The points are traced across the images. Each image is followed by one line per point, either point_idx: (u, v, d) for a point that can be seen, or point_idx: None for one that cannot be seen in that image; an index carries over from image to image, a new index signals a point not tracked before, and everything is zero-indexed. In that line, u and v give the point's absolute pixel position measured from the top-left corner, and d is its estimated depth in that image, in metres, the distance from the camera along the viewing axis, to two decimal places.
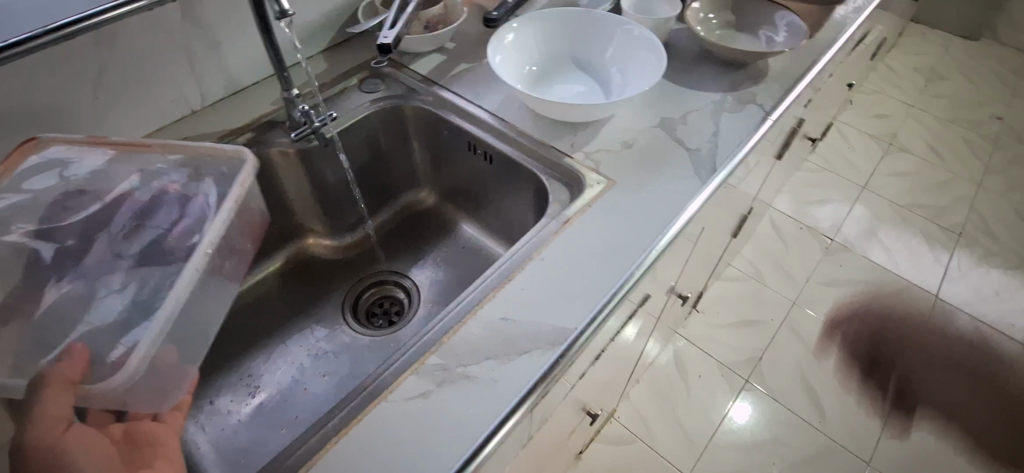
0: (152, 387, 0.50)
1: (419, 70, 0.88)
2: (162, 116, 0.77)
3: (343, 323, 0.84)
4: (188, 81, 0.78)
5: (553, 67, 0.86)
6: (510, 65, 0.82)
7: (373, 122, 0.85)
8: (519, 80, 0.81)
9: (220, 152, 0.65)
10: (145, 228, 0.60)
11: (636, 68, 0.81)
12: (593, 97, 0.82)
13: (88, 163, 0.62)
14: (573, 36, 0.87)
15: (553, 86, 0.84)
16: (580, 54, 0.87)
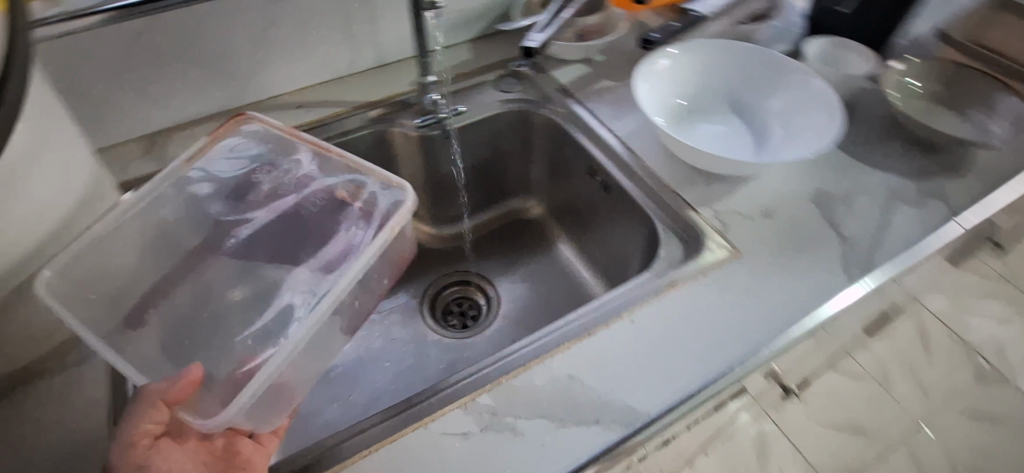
0: (260, 408, 0.47)
1: (560, 79, 0.83)
2: (311, 77, 0.81)
3: (419, 315, 0.84)
4: (340, 49, 0.80)
5: (705, 104, 0.77)
6: (658, 92, 0.74)
7: (500, 122, 0.82)
8: (663, 110, 0.74)
9: (389, 182, 0.60)
10: (314, 236, 0.60)
11: (801, 127, 0.70)
12: (742, 148, 0.73)
13: (291, 158, 0.64)
14: (737, 75, 0.77)
15: (698, 125, 0.75)
16: (740, 95, 0.77)
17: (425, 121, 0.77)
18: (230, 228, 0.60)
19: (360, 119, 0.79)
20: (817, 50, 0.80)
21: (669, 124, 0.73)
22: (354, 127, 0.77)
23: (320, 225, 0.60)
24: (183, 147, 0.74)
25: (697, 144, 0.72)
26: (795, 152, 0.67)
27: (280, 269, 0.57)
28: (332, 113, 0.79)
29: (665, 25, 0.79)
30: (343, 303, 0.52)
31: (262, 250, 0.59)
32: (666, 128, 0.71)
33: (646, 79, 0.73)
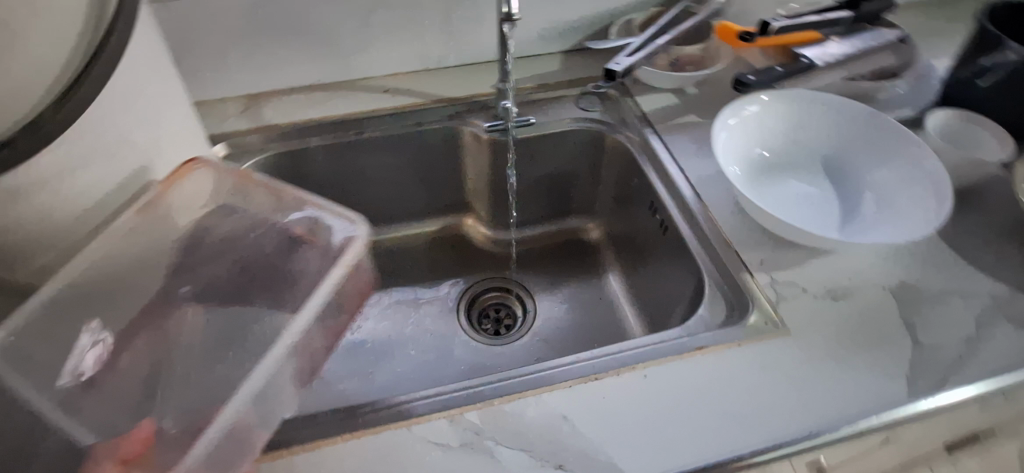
0: (219, 456, 0.44)
1: (643, 106, 0.80)
2: (403, 67, 0.85)
3: (455, 311, 0.85)
4: (434, 43, 0.83)
5: (794, 160, 0.70)
6: (742, 139, 0.69)
7: (571, 140, 0.81)
8: (744, 159, 0.68)
9: (342, 219, 0.57)
10: (266, 290, 0.57)
11: (899, 205, 0.62)
12: (828, 215, 0.65)
13: (246, 201, 0.60)
14: (836, 136, 0.69)
15: (782, 181, 0.68)
16: (836, 157, 0.69)
17: (495, 125, 0.79)
18: (189, 275, 0.58)
19: (438, 114, 0.81)
20: (941, 124, 0.71)
21: (747, 177, 0.67)
22: (431, 121, 0.81)
23: (272, 282, 0.57)
24: (277, 112, 0.80)
25: (775, 203, 0.65)
26: (884, 234, 0.59)
27: (214, 332, 0.54)
28: (414, 103, 0.82)
29: (768, 69, 0.71)
30: (304, 349, 0.51)
31: (212, 298, 0.57)
32: (742, 181, 0.66)
33: (731, 124, 0.68)
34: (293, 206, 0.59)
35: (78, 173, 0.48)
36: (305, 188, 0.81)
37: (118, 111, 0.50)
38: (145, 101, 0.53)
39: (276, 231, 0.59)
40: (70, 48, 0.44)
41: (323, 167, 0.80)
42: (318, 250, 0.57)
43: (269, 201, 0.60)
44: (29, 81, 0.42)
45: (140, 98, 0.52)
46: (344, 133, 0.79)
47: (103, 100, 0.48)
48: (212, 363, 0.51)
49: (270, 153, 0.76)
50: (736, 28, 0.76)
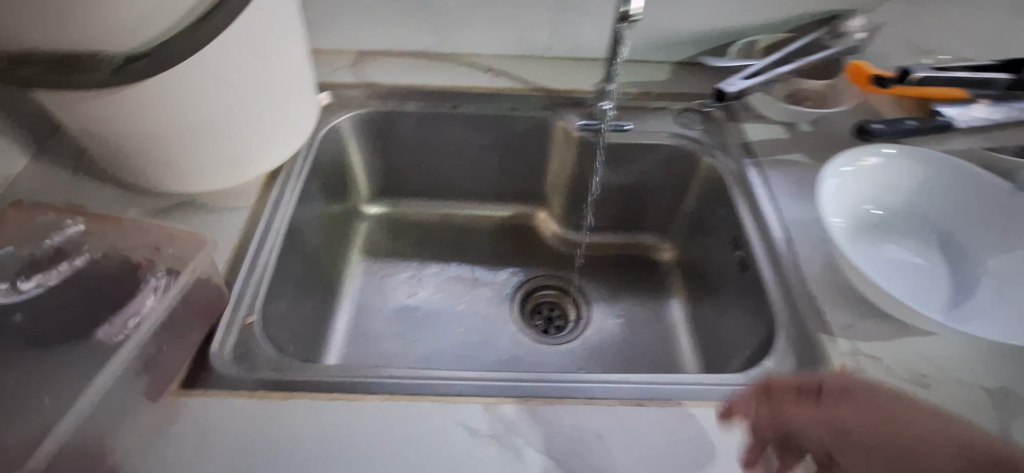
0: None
1: (748, 135, 0.76)
2: (509, 48, 0.84)
3: (509, 300, 0.85)
4: (542, 32, 0.82)
5: (907, 224, 0.64)
6: (848, 192, 0.63)
7: (663, 155, 0.78)
8: (847, 214, 0.63)
9: (180, 232, 0.54)
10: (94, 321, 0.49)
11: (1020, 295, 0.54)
12: (933, 292, 0.59)
13: (66, 238, 0.55)
14: (962, 209, 0.62)
15: (888, 244, 0.62)
16: (957, 230, 0.62)
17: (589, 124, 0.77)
18: (22, 303, 0.50)
19: (533, 102, 0.80)
20: None
21: (846, 233, 0.62)
22: (525, 109, 0.80)
23: (98, 311, 0.49)
24: (381, 71, 0.82)
25: (872, 266, 0.60)
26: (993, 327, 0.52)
27: (16, 386, 0.45)
28: (512, 87, 0.81)
29: (895, 120, 0.65)
30: (144, 372, 0.47)
31: (39, 339, 0.48)
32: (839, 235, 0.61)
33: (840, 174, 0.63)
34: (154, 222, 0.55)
35: (192, 93, 0.53)
36: (391, 150, 0.83)
37: (236, 48, 0.53)
38: (264, 38, 0.55)
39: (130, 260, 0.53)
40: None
41: (413, 133, 0.82)
42: (183, 241, 0.54)
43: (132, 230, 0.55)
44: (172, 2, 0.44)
45: (261, 34, 0.55)
46: (439, 104, 0.80)
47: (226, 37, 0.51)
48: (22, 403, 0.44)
49: (367, 109, 0.78)
50: (868, 71, 0.69)
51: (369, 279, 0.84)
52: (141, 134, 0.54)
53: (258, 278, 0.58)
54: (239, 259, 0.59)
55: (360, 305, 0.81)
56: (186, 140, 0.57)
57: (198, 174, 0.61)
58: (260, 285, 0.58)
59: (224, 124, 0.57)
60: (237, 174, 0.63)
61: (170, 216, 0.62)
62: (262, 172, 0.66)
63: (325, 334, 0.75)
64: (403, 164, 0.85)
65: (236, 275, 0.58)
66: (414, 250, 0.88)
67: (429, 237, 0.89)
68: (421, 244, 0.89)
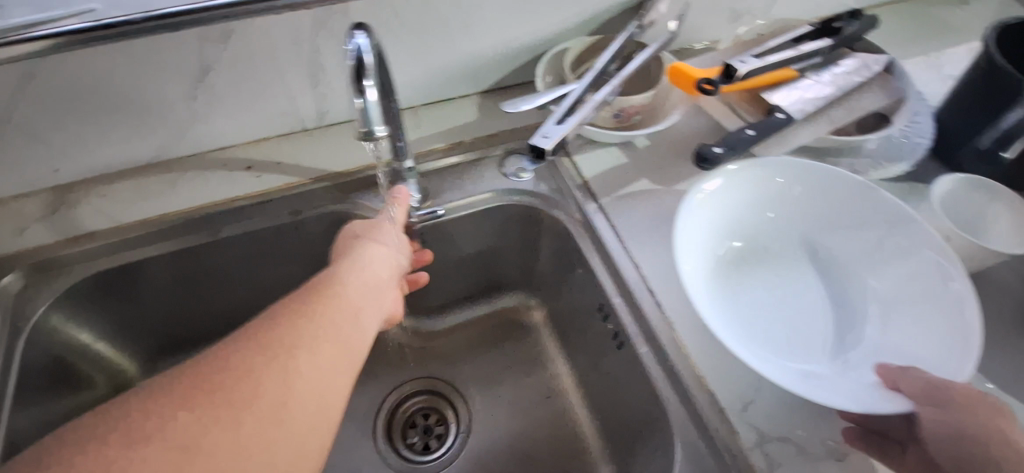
0: None
1: (583, 172, 0.63)
2: (268, 129, 0.64)
3: (375, 427, 0.68)
4: (308, 96, 0.62)
5: (761, 252, 0.57)
6: (712, 219, 0.55)
7: (499, 217, 0.64)
8: (709, 253, 0.55)
9: None
10: (310, 329, 0.40)
11: (903, 340, 0.48)
12: (817, 338, 0.52)
13: None
14: (820, 215, 0.57)
15: (756, 276, 0.56)
16: (844, 258, 0.56)
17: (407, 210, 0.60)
18: None
19: (320, 196, 0.62)
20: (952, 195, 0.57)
21: (707, 274, 0.54)
22: (311, 207, 0.61)
23: (338, 286, 0.46)
24: (96, 211, 0.59)
25: (743, 315, 0.53)
26: (868, 392, 0.44)
27: None
28: (286, 182, 0.62)
29: (868, 19, 0.67)
30: None
31: None
32: (694, 283, 0.51)
33: (698, 199, 0.54)
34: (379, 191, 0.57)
35: None
36: (150, 305, 0.61)
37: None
38: None
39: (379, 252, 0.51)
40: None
41: (170, 278, 0.60)
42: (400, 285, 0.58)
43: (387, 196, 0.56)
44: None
45: None
46: (194, 233, 0.59)
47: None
48: (211, 391, 0.34)
49: (85, 275, 0.56)
50: (695, 74, 0.58)
51: None
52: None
53: None
54: None
55: None
56: None
57: None
58: None
59: None
60: None
61: None
62: None
63: None
64: (171, 316, 0.63)
65: None
66: None
67: None
68: None
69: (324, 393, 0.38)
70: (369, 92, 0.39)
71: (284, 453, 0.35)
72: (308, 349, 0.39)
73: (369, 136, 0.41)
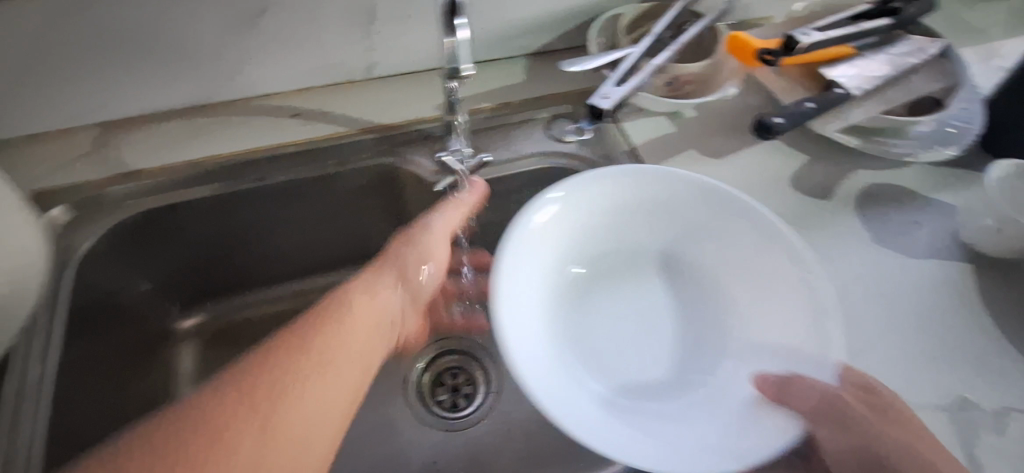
0: None
1: (632, 137, 0.63)
2: (314, 78, 0.63)
3: (405, 384, 0.69)
4: (356, 47, 0.61)
5: (604, 270, 0.54)
6: (546, 247, 0.50)
7: (543, 180, 0.64)
8: (541, 282, 0.50)
9: None
10: (342, 348, 0.47)
11: (763, 350, 0.47)
12: (655, 376, 0.49)
13: None
14: (651, 219, 0.53)
15: (598, 306, 0.53)
16: (688, 268, 0.53)
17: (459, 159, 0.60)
18: None
19: (367, 147, 0.61)
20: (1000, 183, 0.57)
21: (548, 318, 0.49)
22: (357, 158, 0.61)
23: (349, 306, 0.50)
24: (143, 151, 0.59)
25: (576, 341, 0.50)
26: (747, 413, 0.43)
27: None
28: (335, 133, 0.61)
29: None
30: None
31: None
32: (531, 333, 0.46)
33: (533, 233, 0.49)
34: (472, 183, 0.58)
35: None
36: (192, 248, 0.61)
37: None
38: None
39: (395, 287, 0.55)
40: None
41: (213, 222, 0.60)
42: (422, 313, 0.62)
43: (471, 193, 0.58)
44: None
45: None
46: (239, 177, 0.59)
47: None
48: (277, 375, 0.42)
49: (134, 213, 0.56)
50: (754, 44, 0.58)
51: None
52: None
53: None
54: None
55: None
56: None
57: None
58: None
59: None
60: None
61: None
62: None
63: None
64: (209, 261, 0.63)
65: None
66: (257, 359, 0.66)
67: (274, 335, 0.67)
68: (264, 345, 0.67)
69: (337, 389, 0.44)
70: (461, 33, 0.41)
71: (309, 423, 0.41)
72: (319, 369, 0.44)
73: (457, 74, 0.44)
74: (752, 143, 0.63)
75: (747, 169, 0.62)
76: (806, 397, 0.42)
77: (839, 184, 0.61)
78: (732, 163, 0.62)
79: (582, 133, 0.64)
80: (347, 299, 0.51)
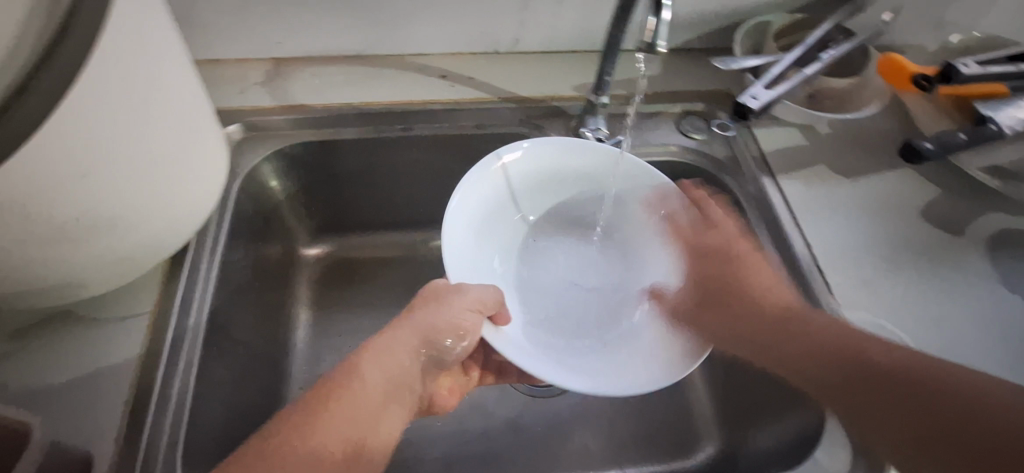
0: None
1: (762, 144, 0.64)
2: (464, 45, 0.68)
3: None
4: (510, 21, 0.65)
5: (546, 231, 0.60)
6: (503, 190, 0.56)
7: (666, 172, 0.65)
8: (486, 229, 0.55)
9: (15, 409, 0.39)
10: (361, 415, 0.42)
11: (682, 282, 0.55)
12: (585, 319, 0.56)
13: None
14: (565, 175, 0.58)
15: (535, 264, 0.59)
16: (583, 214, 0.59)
17: (600, 138, 0.62)
18: None
19: (506, 115, 0.65)
20: None
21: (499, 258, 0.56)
22: (495, 124, 0.64)
23: (399, 336, 0.47)
24: (308, 87, 0.65)
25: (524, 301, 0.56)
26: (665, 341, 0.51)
27: None
28: (478, 98, 0.65)
29: None
30: None
31: None
32: (473, 252, 0.52)
33: (490, 176, 0.55)
34: (487, 283, 0.49)
35: (38, 217, 0.37)
36: (334, 183, 0.67)
37: (141, 90, 0.40)
38: (168, 114, 0.43)
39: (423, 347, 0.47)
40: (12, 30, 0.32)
41: (356, 162, 0.65)
42: (445, 377, 0.53)
43: (481, 289, 0.48)
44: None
45: (159, 108, 0.42)
46: (387, 125, 0.63)
47: (34, 143, 0.34)
48: (318, 425, 0.40)
49: (295, 142, 0.62)
50: (909, 67, 0.59)
51: (318, 340, 0.68)
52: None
53: (177, 414, 0.47)
54: (157, 383, 0.48)
55: (313, 377, 0.65)
56: (30, 268, 0.40)
57: (58, 287, 0.44)
58: (180, 425, 0.47)
59: (97, 228, 0.41)
60: (115, 271, 0.47)
61: (35, 339, 0.48)
62: (165, 257, 0.50)
63: None
64: (343, 198, 0.69)
65: (144, 423, 0.46)
66: (368, 295, 0.71)
67: (385, 275, 0.73)
68: (376, 284, 0.72)
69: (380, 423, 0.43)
70: (664, 13, 0.41)
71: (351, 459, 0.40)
72: (368, 404, 0.42)
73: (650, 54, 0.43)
74: (883, 168, 0.63)
75: (876, 192, 0.61)
76: (667, 303, 0.55)
77: (971, 222, 0.60)
78: (861, 184, 0.62)
79: (726, 130, 0.64)
80: (359, 366, 0.44)
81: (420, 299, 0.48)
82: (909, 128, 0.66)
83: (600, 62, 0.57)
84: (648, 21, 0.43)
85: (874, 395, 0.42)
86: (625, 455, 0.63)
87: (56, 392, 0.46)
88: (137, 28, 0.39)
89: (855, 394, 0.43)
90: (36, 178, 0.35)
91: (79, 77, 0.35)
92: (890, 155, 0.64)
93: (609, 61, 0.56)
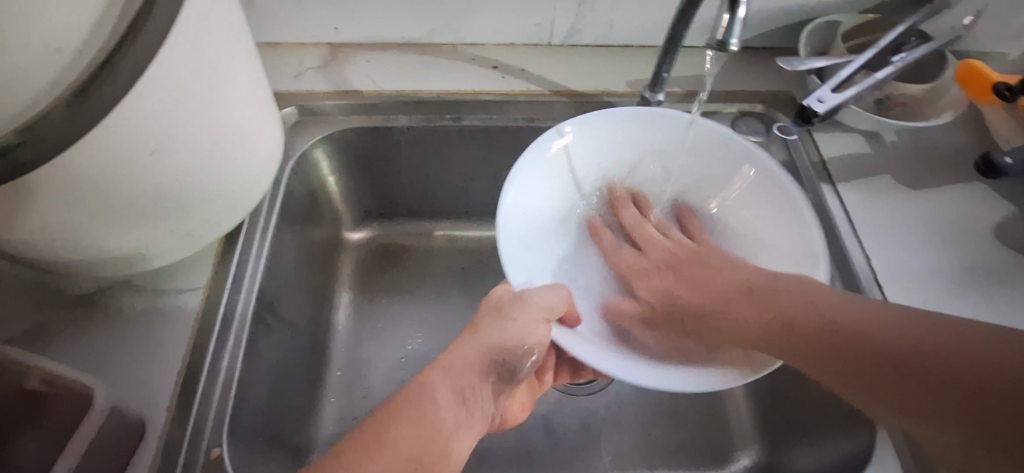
0: None
1: (823, 149, 0.61)
2: (518, 36, 0.67)
3: None
4: (568, 14, 0.64)
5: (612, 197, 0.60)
6: (562, 170, 0.56)
7: None
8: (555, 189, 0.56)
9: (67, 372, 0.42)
10: (421, 430, 0.42)
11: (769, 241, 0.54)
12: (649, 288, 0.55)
13: None
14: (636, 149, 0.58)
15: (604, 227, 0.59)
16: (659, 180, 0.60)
17: None
18: None
19: (557, 109, 0.64)
20: None
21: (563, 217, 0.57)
22: (546, 118, 0.64)
23: (470, 344, 0.47)
24: (362, 73, 0.65)
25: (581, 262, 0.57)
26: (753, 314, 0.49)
27: None
28: (529, 90, 0.65)
29: None
30: None
31: None
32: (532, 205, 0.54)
33: (549, 159, 0.55)
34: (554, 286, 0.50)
35: (114, 190, 0.38)
36: (383, 170, 0.68)
37: (209, 70, 0.41)
38: (235, 92, 0.45)
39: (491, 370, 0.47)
40: (101, 7, 0.32)
41: (405, 149, 0.66)
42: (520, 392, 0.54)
43: (548, 294, 0.48)
44: (42, 57, 0.30)
45: (226, 86, 0.43)
46: (440, 115, 0.64)
47: (113, 119, 0.35)
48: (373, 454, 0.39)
49: (348, 127, 0.63)
50: (992, 77, 0.57)
51: (358, 323, 0.69)
52: (55, 230, 0.39)
53: (225, 388, 0.48)
54: (209, 357, 0.49)
55: (352, 360, 0.66)
56: (102, 237, 0.42)
57: (128, 258, 0.46)
58: (228, 397, 0.48)
59: (167, 202, 0.43)
60: (181, 245, 0.49)
61: (99, 306, 0.50)
62: (221, 235, 0.52)
63: (313, 407, 0.61)
64: (389, 183, 0.69)
65: (195, 394, 0.47)
66: (408, 282, 0.72)
67: (425, 263, 0.73)
68: (416, 271, 0.73)
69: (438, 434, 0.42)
70: (741, 9, 0.40)
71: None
72: (434, 409, 0.43)
73: (721, 52, 0.42)
74: (953, 182, 0.60)
75: (942, 207, 0.58)
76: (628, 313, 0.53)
77: None
78: (928, 197, 0.59)
79: (787, 134, 0.62)
80: (431, 388, 0.44)
81: (483, 313, 0.49)
82: (983, 142, 0.62)
83: (657, 58, 0.56)
84: (722, 18, 0.41)
85: (922, 382, 0.35)
86: (658, 461, 0.62)
87: (115, 359, 0.48)
88: (213, 9, 0.41)
89: (874, 377, 0.37)
90: (111, 152, 0.36)
91: (156, 56, 0.36)
92: (962, 169, 0.61)
93: (669, 58, 0.54)
